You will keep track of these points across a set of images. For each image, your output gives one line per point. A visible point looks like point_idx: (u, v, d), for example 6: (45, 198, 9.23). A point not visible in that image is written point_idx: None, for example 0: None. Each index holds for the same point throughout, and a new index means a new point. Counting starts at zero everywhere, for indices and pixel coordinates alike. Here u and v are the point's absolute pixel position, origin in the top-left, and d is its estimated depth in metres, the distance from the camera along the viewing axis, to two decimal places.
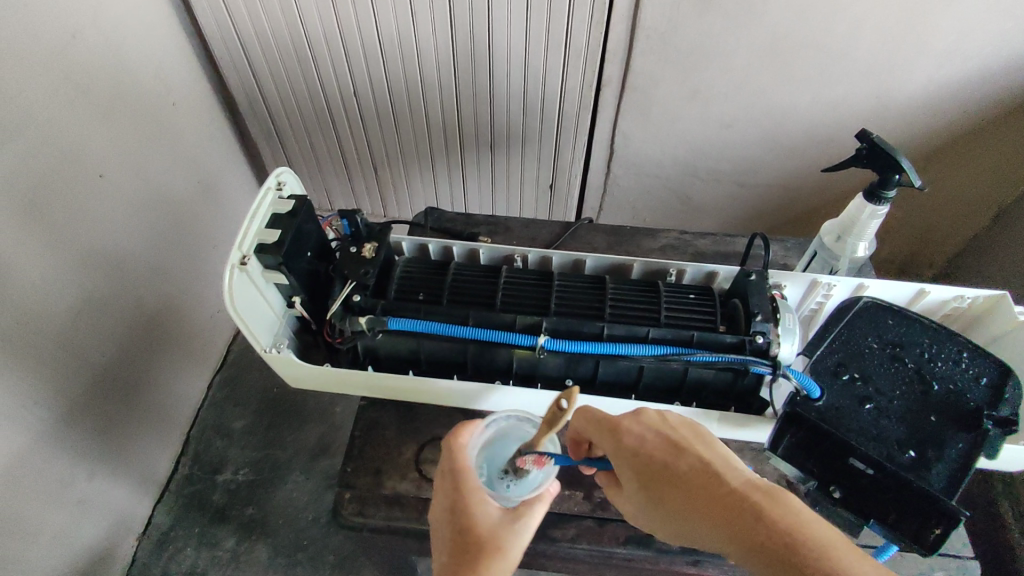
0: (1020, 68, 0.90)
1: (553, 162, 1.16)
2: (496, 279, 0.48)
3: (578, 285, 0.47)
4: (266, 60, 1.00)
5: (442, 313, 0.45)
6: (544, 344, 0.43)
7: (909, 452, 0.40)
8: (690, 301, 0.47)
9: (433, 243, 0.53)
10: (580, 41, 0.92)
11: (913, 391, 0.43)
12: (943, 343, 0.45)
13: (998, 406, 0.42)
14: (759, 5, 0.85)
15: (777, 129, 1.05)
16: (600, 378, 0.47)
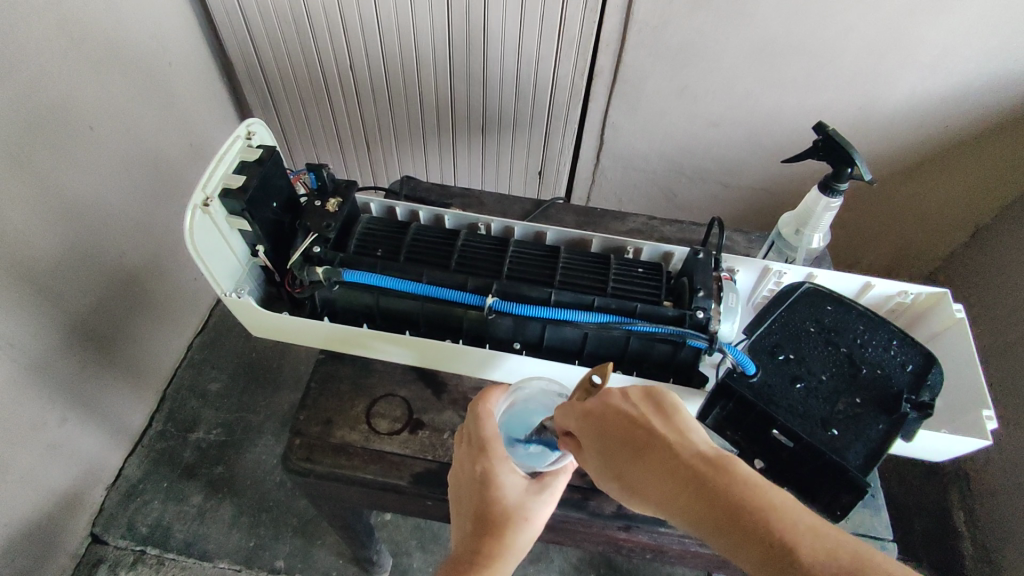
0: (1001, 88, 0.92)
1: (543, 150, 1.17)
2: (453, 241, 0.49)
3: (532, 253, 0.49)
4: (264, 27, 1.01)
5: (398, 269, 0.47)
6: (493, 305, 0.45)
7: (831, 430, 0.42)
8: (637, 274, 0.48)
9: (400, 206, 0.55)
10: (575, 29, 0.93)
11: (841, 373, 0.45)
12: (876, 330, 0.46)
13: (920, 391, 0.43)
14: (752, 7, 0.86)
15: (763, 132, 1.07)
16: (546, 343, 0.48)
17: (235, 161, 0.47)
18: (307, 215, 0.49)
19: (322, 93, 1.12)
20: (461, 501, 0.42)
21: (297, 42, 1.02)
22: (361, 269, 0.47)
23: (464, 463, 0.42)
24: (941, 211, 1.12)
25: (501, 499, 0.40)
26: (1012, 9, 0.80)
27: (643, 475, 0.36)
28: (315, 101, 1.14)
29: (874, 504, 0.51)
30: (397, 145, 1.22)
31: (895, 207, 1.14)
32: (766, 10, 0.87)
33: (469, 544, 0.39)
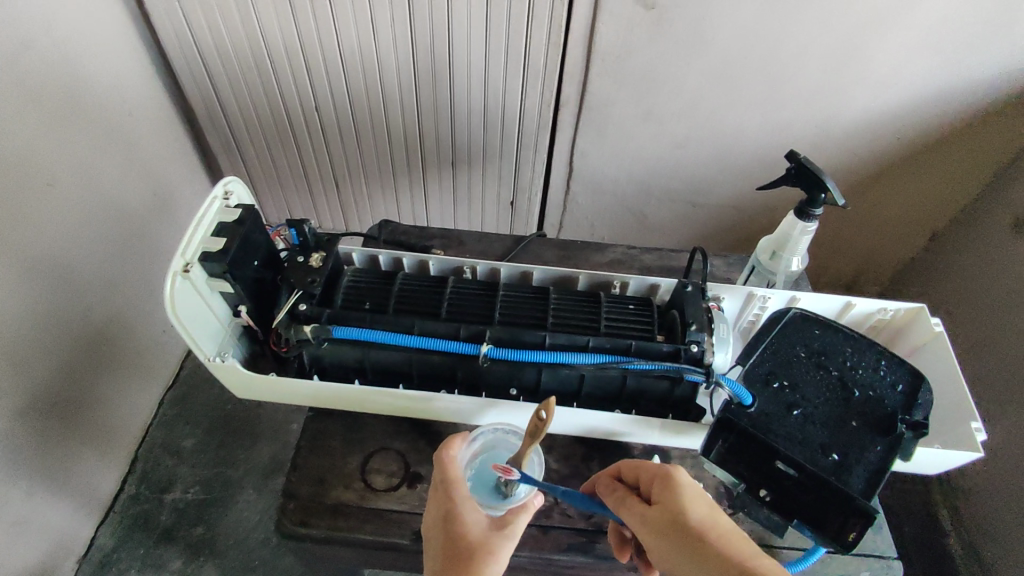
0: (944, 99, 0.97)
1: (515, 180, 1.18)
2: (442, 289, 0.49)
3: (523, 295, 0.49)
4: (226, 70, 1.00)
5: (388, 322, 0.46)
6: (487, 352, 0.45)
7: (832, 455, 0.43)
8: (630, 311, 0.48)
9: (383, 254, 0.54)
10: (540, 60, 0.96)
11: (836, 397, 0.46)
12: (864, 351, 0.48)
13: (912, 410, 0.45)
14: (708, 31, 0.91)
15: (727, 151, 1.10)
16: (542, 387, 0.48)
17: (213, 223, 0.46)
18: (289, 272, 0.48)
19: (288, 134, 1.11)
20: (430, 547, 0.41)
21: (261, 84, 1.02)
22: (349, 325, 0.46)
23: (433, 507, 0.42)
24: (900, 218, 1.16)
25: (466, 534, 0.39)
26: (947, 25, 0.86)
27: (694, 546, 0.38)
28: (282, 142, 1.13)
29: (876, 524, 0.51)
30: (367, 183, 1.21)
31: (857, 215, 1.18)
32: (720, 33, 0.91)
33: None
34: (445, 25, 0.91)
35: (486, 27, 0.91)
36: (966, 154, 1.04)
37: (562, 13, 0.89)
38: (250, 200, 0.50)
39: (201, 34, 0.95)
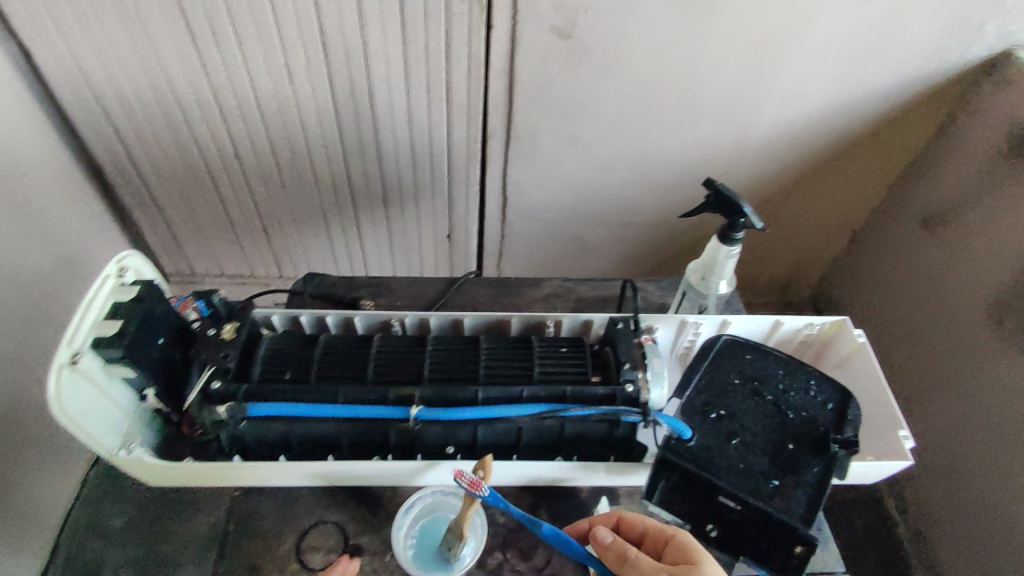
0: (845, 112, 1.02)
1: (449, 215, 1.16)
2: (367, 349, 0.46)
3: (452, 348, 0.47)
4: (130, 118, 0.96)
5: (311, 391, 0.44)
6: (417, 414, 0.43)
7: (772, 481, 0.43)
8: (563, 353, 0.47)
9: (305, 314, 0.52)
10: (461, 94, 0.96)
11: (771, 423, 0.46)
12: (794, 373, 0.48)
13: (843, 428, 0.45)
14: (621, 58, 0.93)
15: (652, 170, 1.13)
16: (480, 442, 0.46)
17: (108, 303, 0.42)
18: (200, 349, 0.44)
19: (206, 182, 1.07)
20: None
21: (172, 131, 0.98)
22: (268, 400, 0.43)
23: None
24: (819, 222, 1.22)
25: None
26: (838, 43, 0.92)
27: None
28: (200, 191, 1.08)
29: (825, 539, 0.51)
30: (296, 228, 1.17)
31: (781, 224, 1.23)
32: (635, 57, 0.93)
33: None
34: (362, 63, 0.90)
35: (404, 63, 0.91)
36: (872, 158, 1.10)
37: (479, 46, 0.89)
38: (151, 272, 0.46)
39: (100, 84, 0.91)
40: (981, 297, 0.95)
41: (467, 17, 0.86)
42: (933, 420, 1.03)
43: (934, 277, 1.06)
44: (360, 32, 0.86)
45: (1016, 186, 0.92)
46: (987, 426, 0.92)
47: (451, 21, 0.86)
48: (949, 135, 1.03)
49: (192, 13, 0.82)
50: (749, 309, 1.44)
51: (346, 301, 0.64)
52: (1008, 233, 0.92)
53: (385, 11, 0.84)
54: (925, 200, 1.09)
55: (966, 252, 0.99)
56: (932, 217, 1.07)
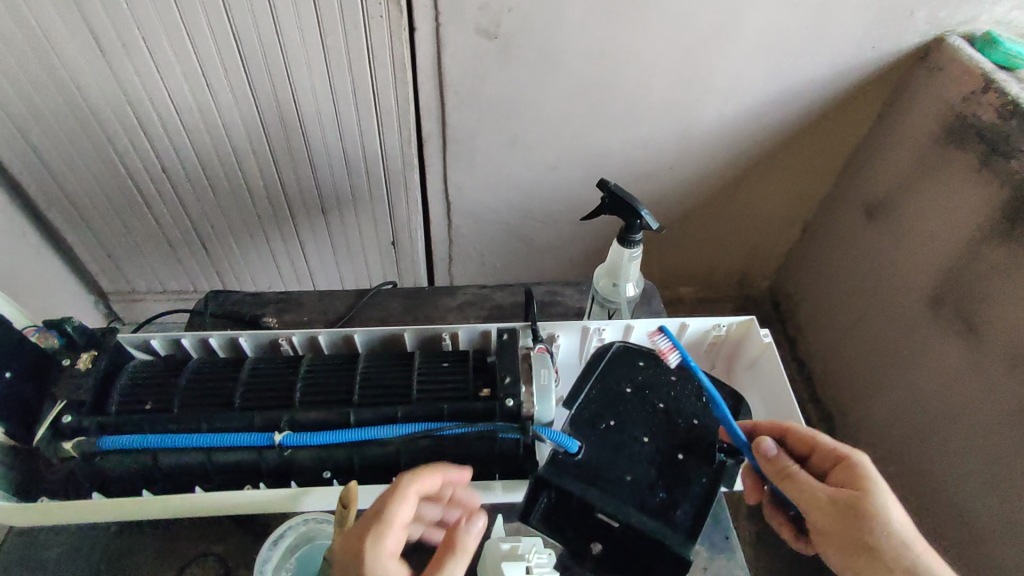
0: (789, 102, 0.99)
1: (391, 221, 1.12)
2: (238, 373, 0.44)
3: (325, 369, 0.45)
4: (46, 135, 0.93)
5: (171, 422, 0.42)
6: (281, 441, 0.41)
7: (659, 494, 0.42)
8: (443, 368, 0.46)
9: (186, 335, 0.50)
10: (389, 99, 0.92)
11: (661, 431, 0.45)
12: (687, 379, 0.47)
13: (736, 434, 0.45)
14: (555, 56, 0.88)
15: (598, 169, 1.08)
16: (355, 465, 0.44)
17: None
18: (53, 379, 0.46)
19: (135, 197, 1.03)
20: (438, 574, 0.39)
21: (93, 147, 0.95)
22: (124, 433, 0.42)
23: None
24: (771, 212, 1.20)
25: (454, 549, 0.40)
26: (779, 32, 0.88)
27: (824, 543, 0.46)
28: (131, 208, 1.05)
29: (730, 545, 0.50)
30: (235, 242, 1.13)
31: (731, 217, 1.20)
32: (571, 55, 0.88)
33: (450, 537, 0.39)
34: (284, 71, 0.87)
35: (327, 70, 0.87)
36: (815, 149, 1.08)
37: (403, 50, 0.86)
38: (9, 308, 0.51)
39: (11, 102, 0.87)
40: (927, 282, 0.96)
41: (386, 19, 0.82)
42: (888, 403, 1.05)
43: (880, 268, 1.06)
44: (276, 40, 0.83)
45: (947, 173, 0.93)
46: (945, 414, 0.93)
47: (370, 26, 0.82)
48: (888, 124, 1.02)
49: (98, 26, 0.79)
50: (706, 302, 1.42)
51: (249, 319, 0.62)
52: (949, 219, 0.93)
53: (300, 17, 0.81)
54: (862, 192, 1.10)
55: (908, 239, 1.00)
56: (875, 206, 1.07)
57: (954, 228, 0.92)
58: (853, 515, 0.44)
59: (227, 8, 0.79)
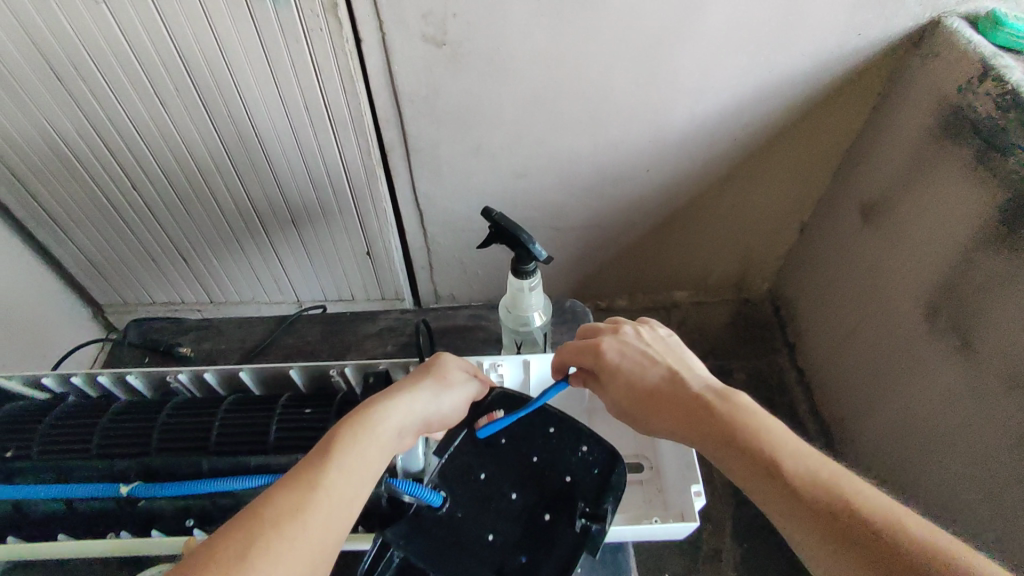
0: (771, 94, 0.89)
1: (363, 233, 1.04)
2: (156, 424, 0.58)
3: (219, 420, 0.58)
4: (25, 162, 0.88)
5: (88, 468, 0.56)
6: (128, 492, 0.53)
7: (521, 556, 0.53)
8: (303, 416, 0.59)
9: (76, 375, 0.64)
10: (343, 111, 0.83)
11: (533, 488, 0.57)
12: (563, 440, 0.60)
13: (605, 499, 0.55)
14: (507, 62, 0.81)
15: (571, 174, 1.00)
16: (218, 511, 0.55)
17: None
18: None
19: (114, 216, 0.98)
20: (350, 461, 0.46)
21: (67, 171, 0.89)
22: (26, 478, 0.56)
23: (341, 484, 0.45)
24: (763, 211, 1.11)
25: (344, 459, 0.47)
26: (749, 22, 0.79)
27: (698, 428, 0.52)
28: (109, 224, 0.99)
29: None
30: (214, 254, 1.07)
31: (719, 219, 1.11)
32: (522, 59, 0.81)
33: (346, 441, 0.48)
34: (232, 85, 0.78)
35: (275, 81, 0.78)
36: (808, 142, 0.98)
37: (349, 62, 0.77)
38: None
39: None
40: (921, 290, 0.88)
41: (327, 32, 0.74)
42: (883, 418, 0.97)
43: (874, 271, 0.98)
44: (217, 48, 0.74)
45: (946, 169, 0.83)
46: (942, 437, 0.84)
47: (310, 40, 0.74)
48: (883, 117, 0.93)
49: (49, 51, 0.73)
50: (703, 308, 1.34)
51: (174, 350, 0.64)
52: (944, 222, 0.83)
53: (238, 29, 0.72)
54: (857, 190, 1.00)
55: (904, 243, 0.91)
56: (871, 206, 0.98)
57: (948, 232, 0.83)
58: (622, 388, 0.58)
59: (162, 15, 0.70)
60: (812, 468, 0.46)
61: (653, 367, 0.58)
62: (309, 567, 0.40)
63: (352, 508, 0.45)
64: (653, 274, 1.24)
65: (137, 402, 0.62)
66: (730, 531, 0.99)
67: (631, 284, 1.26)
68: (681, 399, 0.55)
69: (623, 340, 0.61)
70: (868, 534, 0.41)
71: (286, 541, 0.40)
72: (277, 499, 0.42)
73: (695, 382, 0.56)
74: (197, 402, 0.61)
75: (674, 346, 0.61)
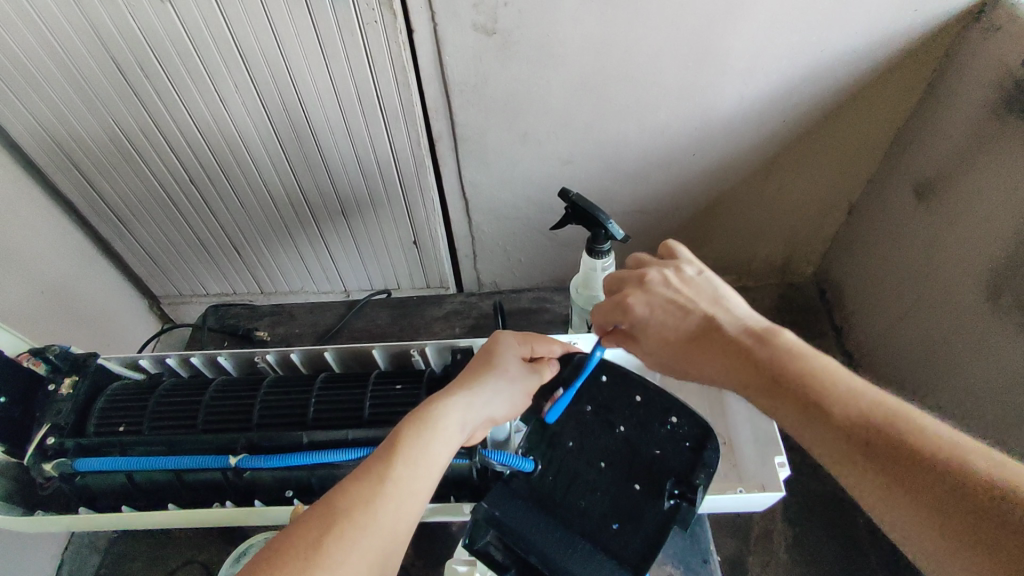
0: (821, 75, 0.88)
1: (411, 223, 1.05)
2: (256, 400, 0.63)
3: (314, 396, 0.63)
4: (89, 156, 0.90)
5: (197, 443, 0.60)
6: (237, 463, 0.57)
7: (613, 524, 0.55)
8: (395, 392, 0.62)
9: (170, 356, 0.69)
10: (394, 102, 0.84)
11: (622, 459, 0.59)
12: (650, 414, 0.61)
13: (698, 473, 0.57)
14: (557, 48, 0.80)
15: (617, 160, 0.99)
16: (317, 483, 0.61)
17: None
18: (40, 403, 0.61)
19: (172, 210, 1.01)
20: (411, 455, 0.47)
21: (129, 165, 0.92)
22: (138, 451, 0.61)
23: (405, 477, 0.46)
24: (810, 195, 1.10)
25: (409, 450, 0.47)
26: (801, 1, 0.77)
27: (743, 372, 0.52)
28: (168, 218, 1.02)
29: (707, 568, 0.67)
30: (267, 247, 1.10)
31: (766, 202, 1.10)
32: (573, 45, 0.80)
33: (405, 434, 0.48)
34: (288, 79, 0.80)
35: (330, 75, 0.80)
36: (858, 123, 0.97)
37: (402, 54, 0.78)
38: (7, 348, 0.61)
39: (54, 125, 0.85)
40: (980, 269, 0.86)
41: (381, 25, 0.74)
42: (940, 399, 0.96)
43: (929, 254, 0.97)
44: (275, 43, 0.75)
45: (1010, 146, 0.80)
46: (1008, 423, 0.81)
47: (364, 30, 0.74)
48: (939, 94, 0.91)
49: (116, 49, 0.75)
50: (748, 292, 1.33)
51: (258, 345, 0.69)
52: (1007, 200, 0.81)
53: (296, 24, 0.73)
54: (912, 168, 0.99)
55: (962, 223, 0.89)
56: (925, 185, 0.96)
57: (1009, 212, 0.81)
58: (658, 345, 0.57)
59: (223, 11, 0.71)
60: (866, 409, 0.45)
61: (686, 317, 0.57)
62: (378, 558, 0.43)
63: (419, 501, 0.46)
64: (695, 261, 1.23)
65: (235, 380, 0.67)
66: (781, 513, 0.99)
67: None
68: (720, 344, 0.54)
69: (651, 289, 0.58)
70: (923, 470, 0.41)
71: (359, 531, 0.42)
72: (348, 491, 0.44)
73: (730, 327, 0.55)
74: (291, 380, 0.65)
75: (707, 284, 0.58)
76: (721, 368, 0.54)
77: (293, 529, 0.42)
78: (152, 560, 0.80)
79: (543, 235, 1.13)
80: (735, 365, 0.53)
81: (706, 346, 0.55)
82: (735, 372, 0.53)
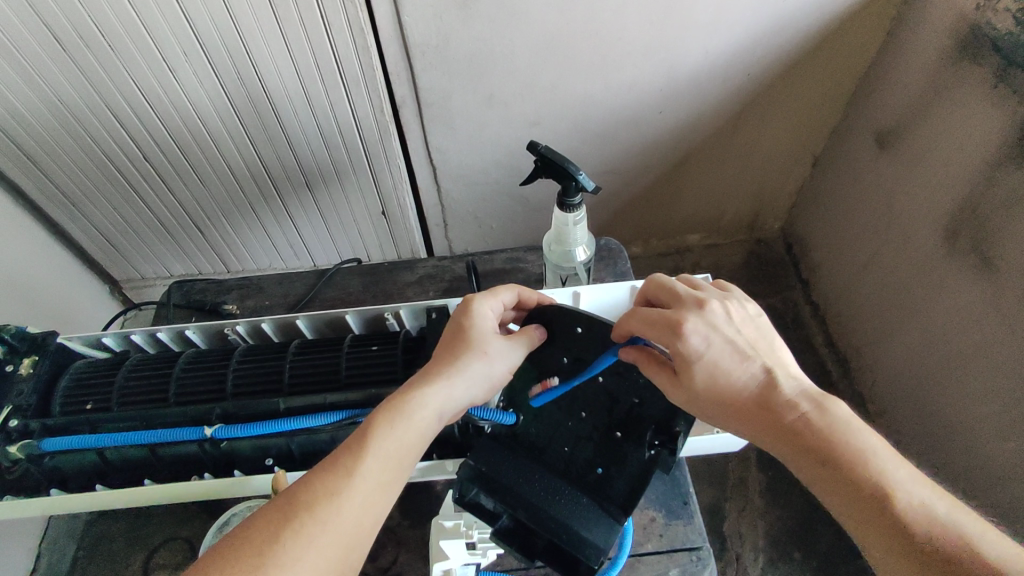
0: (783, 28, 0.87)
1: (377, 192, 1.03)
2: (226, 370, 0.62)
3: (288, 363, 0.62)
4: (31, 135, 0.85)
5: (166, 417, 0.58)
6: (213, 433, 0.56)
7: (597, 468, 0.57)
8: (371, 354, 0.62)
9: (135, 332, 0.67)
10: (352, 65, 0.81)
11: (600, 408, 0.57)
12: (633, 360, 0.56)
13: (678, 421, 0.55)
14: (520, 3, 0.78)
15: (585, 120, 0.98)
16: (298, 448, 0.60)
17: None
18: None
19: (126, 189, 0.96)
20: (377, 446, 0.47)
21: (76, 144, 0.87)
22: (107, 428, 0.59)
23: (370, 467, 0.46)
24: (775, 149, 1.11)
25: (376, 440, 0.47)
26: None
27: (780, 433, 0.49)
28: (122, 198, 0.98)
29: (687, 509, 0.70)
30: (229, 222, 1.06)
31: (733, 158, 1.11)
32: (535, 2, 0.78)
33: (375, 423, 0.48)
34: (242, 48, 0.76)
35: (285, 42, 0.76)
36: (820, 75, 0.97)
37: (359, 14, 0.74)
38: None
39: None
40: (939, 215, 0.89)
41: None
42: (903, 343, 0.99)
43: (891, 201, 0.99)
44: (224, 8, 0.71)
45: (967, 93, 0.82)
46: (969, 362, 0.85)
47: None
48: (898, 43, 0.92)
49: (50, 18, 0.70)
50: (716, 250, 1.36)
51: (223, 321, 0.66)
52: (967, 145, 0.83)
53: None
54: (872, 118, 1.00)
55: (921, 171, 0.92)
56: (885, 135, 0.98)
57: (967, 157, 0.83)
58: (704, 385, 0.50)
59: None
60: (907, 497, 0.43)
61: (744, 363, 0.51)
62: (342, 547, 0.43)
63: (386, 495, 0.46)
64: (666, 219, 1.25)
65: (204, 351, 0.65)
66: (755, 459, 1.03)
67: (646, 230, 1.27)
68: (771, 409, 0.50)
69: (710, 321, 0.51)
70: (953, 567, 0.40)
71: (319, 527, 0.42)
72: (312, 483, 0.44)
73: (787, 388, 0.51)
74: (263, 349, 0.64)
75: (762, 331, 0.53)
76: (754, 424, 0.51)
77: (246, 529, 0.42)
78: (132, 538, 0.79)
79: (514, 199, 1.12)
80: (773, 421, 0.50)
81: (751, 395, 0.51)
82: (769, 431, 0.50)
